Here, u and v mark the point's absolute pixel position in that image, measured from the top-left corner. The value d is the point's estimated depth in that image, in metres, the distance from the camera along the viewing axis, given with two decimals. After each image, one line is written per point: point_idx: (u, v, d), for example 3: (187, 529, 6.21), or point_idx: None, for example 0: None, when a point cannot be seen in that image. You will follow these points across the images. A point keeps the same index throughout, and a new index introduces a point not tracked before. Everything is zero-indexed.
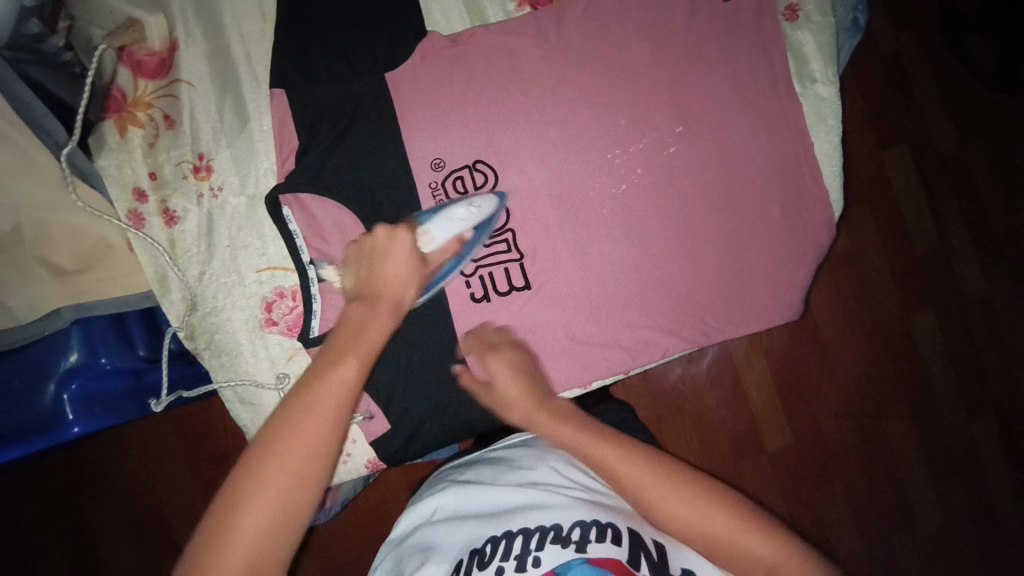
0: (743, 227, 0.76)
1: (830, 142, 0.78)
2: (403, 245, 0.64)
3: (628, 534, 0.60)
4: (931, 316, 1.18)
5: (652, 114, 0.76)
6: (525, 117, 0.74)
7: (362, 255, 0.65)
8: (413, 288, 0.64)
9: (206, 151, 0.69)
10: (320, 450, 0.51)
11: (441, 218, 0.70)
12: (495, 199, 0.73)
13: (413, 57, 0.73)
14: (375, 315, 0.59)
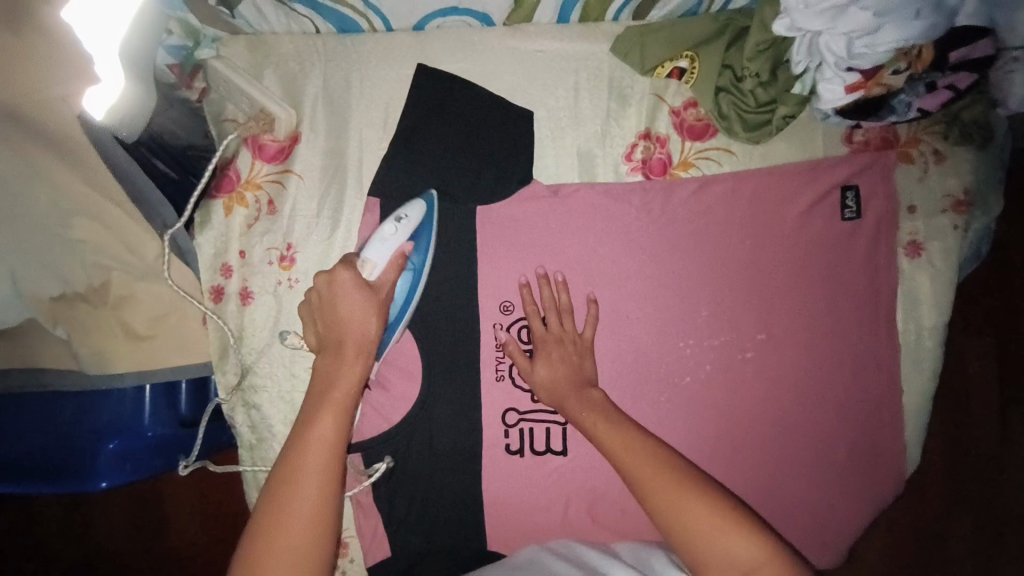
0: (805, 455, 0.72)
1: (922, 392, 0.73)
2: (343, 286, 0.62)
3: None
4: None
5: (738, 313, 0.73)
6: (606, 283, 0.73)
7: (313, 305, 0.64)
8: (375, 321, 0.62)
9: (295, 241, 0.70)
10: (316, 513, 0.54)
11: (375, 242, 0.65)
12: (422, 201, 0.68)
13: (512, 197, 0.73)
14: (344, 363, 0.61)
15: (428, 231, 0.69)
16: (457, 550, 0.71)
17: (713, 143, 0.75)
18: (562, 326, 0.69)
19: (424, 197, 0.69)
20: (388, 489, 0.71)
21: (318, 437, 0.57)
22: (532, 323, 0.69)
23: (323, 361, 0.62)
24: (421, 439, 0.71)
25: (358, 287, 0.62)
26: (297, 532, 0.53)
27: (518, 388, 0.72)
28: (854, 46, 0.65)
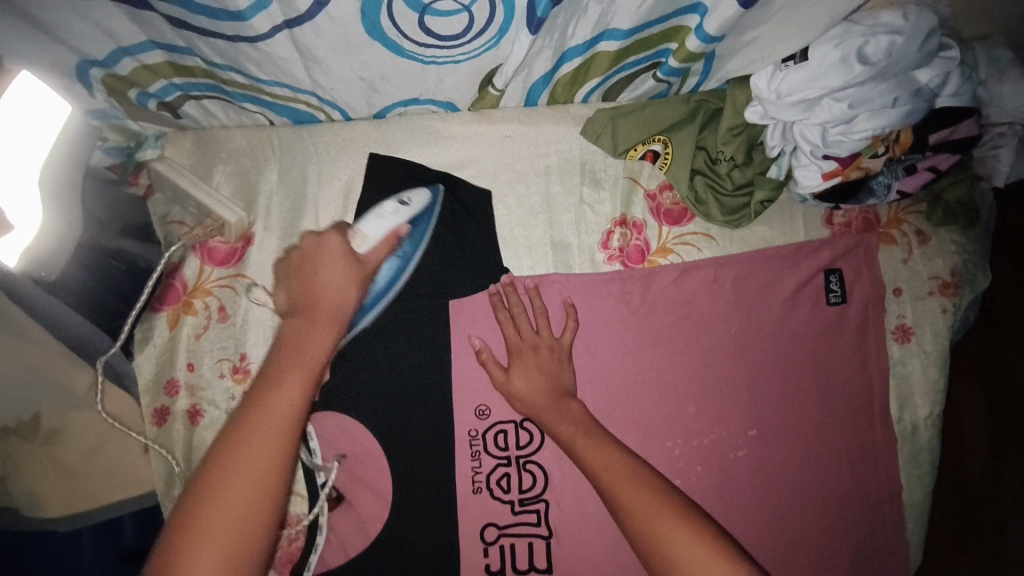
0: (809, 562, 0.67)
1: (920, 482, 0.70)
2: (333, 254, 0.57)
3: None
4: None
5: (728, 410, 0.69)
6: (587, 383, 0.68)
7: (293, 265, 0.59)
8: (354, 296, 0.56)
9: (248, 353, 0.64)
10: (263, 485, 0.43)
11: (371, 218, 0.64)
12: (428, 191, 0.69)
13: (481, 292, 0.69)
14: (311, 332, 0.51)
15: (427, 218, 0.69)
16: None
17: (692, 229, 0.72)
18: (539, 331, 0.66)
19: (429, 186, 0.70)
20: None
21: (282, 400, 0.46)
22: (506, 327, 0.66)
23: (290, 324, 0.53)
24: (393, 563, 0.65)
25: (346, 256, 0.58)
26: (236, 512, 0.42)
27: (497, 501, 0.67)
28: (829, 134, 0.64)
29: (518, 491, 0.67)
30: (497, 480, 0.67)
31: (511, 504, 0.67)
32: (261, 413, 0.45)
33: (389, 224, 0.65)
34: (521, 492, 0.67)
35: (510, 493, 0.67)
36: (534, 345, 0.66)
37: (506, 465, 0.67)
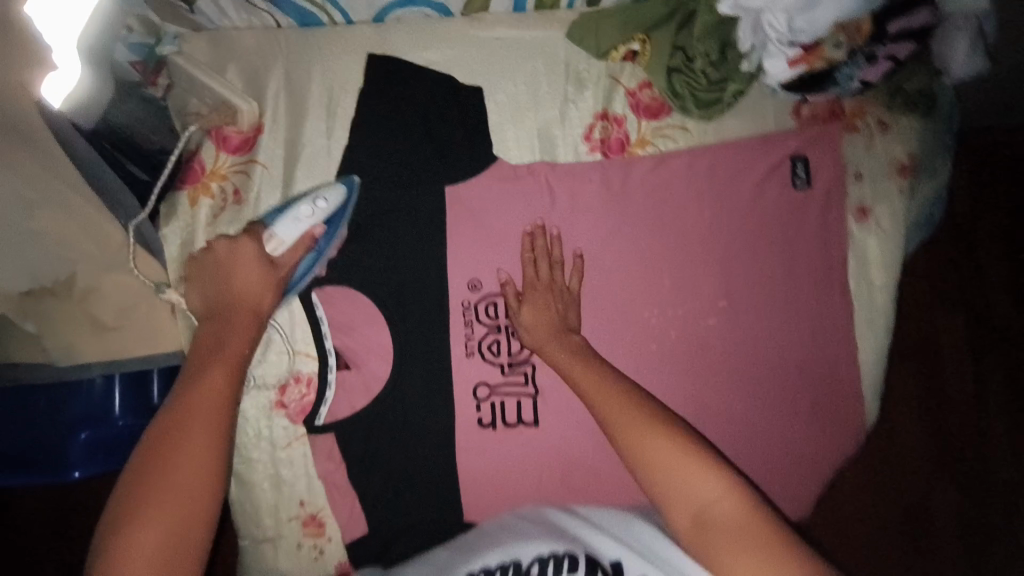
0: (767, 414, 0.75)
1: (879, 348, 0.75)
2: (245, 255, 0.66)
3: (586, 563, 0.55)
4: None
5: (699, 282, 0.75)
6: (570, 260, 0.75)
7: (205, 268, 0.66)
8: (270, 295, 0.66)
9: (262, 230, 0.71)
10: (200, 466, 0.53)
11: (286, 219, 0.68)
12: (342, 188, 0.72)
13: (473, 179, 0.76)
14: (229, 326, 0.63)
15: (342, 214, 0.72)
16: (439, 522, 0.74)
17: (670, 120, 0.78)
18: (532, 223, 0.75)
19: (342, 184, 0.72)
20: (362, 466, 0.73)
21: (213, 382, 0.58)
22: (526, 268, 0.73)
23: (205, 327, 0.64)
24: (394, 416, 0.73)
25: (257, 258, 0.66)
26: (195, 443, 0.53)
27: (487, 362, 0.75)
28: (794, 23, 0.69)
29: (507, 355, 0.75)
30: (488, 345, 0.75)
31: (501, 366, 0.75)
32: (190, 404, 0.56)
33: (302, 231, 0.69)
34: (510, 355, 0.75)
35: (500, 357, 0.75)
36: (549, 285, 0.73)
37: (497, 332, 0.75)
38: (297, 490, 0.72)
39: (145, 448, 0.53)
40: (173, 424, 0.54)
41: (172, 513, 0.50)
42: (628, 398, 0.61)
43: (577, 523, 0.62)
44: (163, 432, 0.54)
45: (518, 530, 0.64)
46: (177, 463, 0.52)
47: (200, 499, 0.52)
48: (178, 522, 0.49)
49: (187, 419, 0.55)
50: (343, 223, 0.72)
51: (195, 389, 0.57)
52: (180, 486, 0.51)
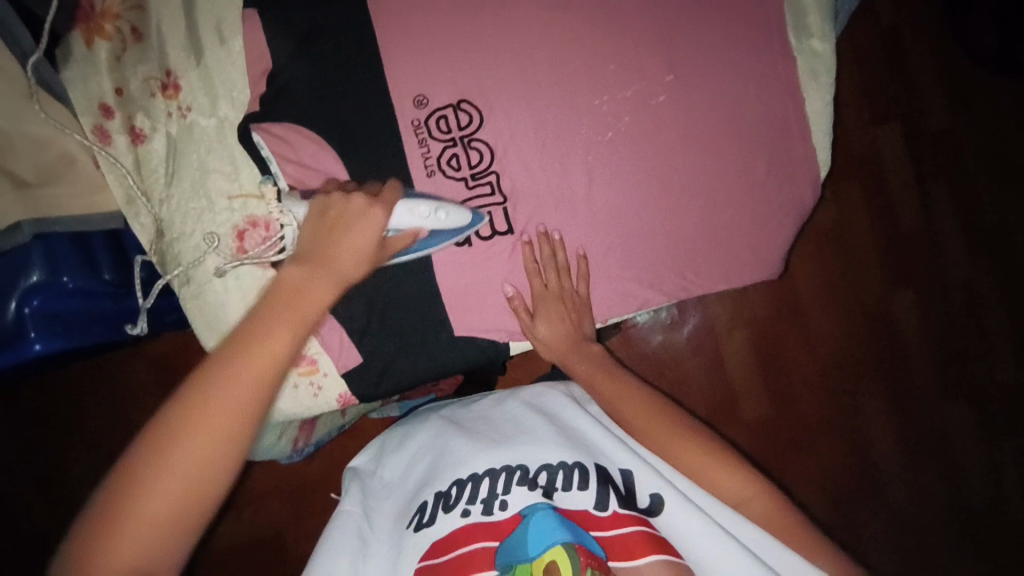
0: (727, 180, 0.76)
1: (824, 98, 0.77)
2: (365, 224, 0.61)
3: (596, 473, 0.67)
4: (912, 296, 1.46)
5: (642, 59, 0.75)
6: (512, 59, 0.73)
7: (320, 212, 0.62)
8: (359, 271, 0.61)
9: (175, 68, 0.67)
10: (190, 504, 0.48)
11: (407, 204, 0.65)
12: (466, 215, 0.69)
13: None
14: (277, 331, 0.53)
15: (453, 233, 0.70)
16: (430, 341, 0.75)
17: None
18: (468, 27, 0.73)
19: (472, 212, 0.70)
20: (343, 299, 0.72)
21: (275, 352, 0.53)
22: (531, 283, 0.75)
23: (289, 273, 0.58)
24: None
25: (373, 231, 0.62)
26: (224, 427, 0.49)
27: (450, 179, 0.72)
28: None
29: (468, 168, 0.72)
30: (448, 160, 0.72)
31: (464, 181, 0.72)
32: (236, 380, 0.51)
33: (415, 224, 0.66)
34: (471, 168, 0.72)
35: (461, 172, 0.72)
36: (558, 295, 0.76)
37: (454, 146, 0.72)
38: None
39: (180, 407, 0.49)
40: (185, 428, 0.48)
41: (173, 497, 0.47)
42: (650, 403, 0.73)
43: (579, 432, 0.73)
44: (171, 431, 0.48)
45: (520, 426, 0.74)
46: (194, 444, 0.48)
47: (192, 506, 0.48)
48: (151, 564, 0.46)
49: (206, 426, 0.49)
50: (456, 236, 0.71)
51: (223, 387, 0.50)
52: (164, 517, 0.47)
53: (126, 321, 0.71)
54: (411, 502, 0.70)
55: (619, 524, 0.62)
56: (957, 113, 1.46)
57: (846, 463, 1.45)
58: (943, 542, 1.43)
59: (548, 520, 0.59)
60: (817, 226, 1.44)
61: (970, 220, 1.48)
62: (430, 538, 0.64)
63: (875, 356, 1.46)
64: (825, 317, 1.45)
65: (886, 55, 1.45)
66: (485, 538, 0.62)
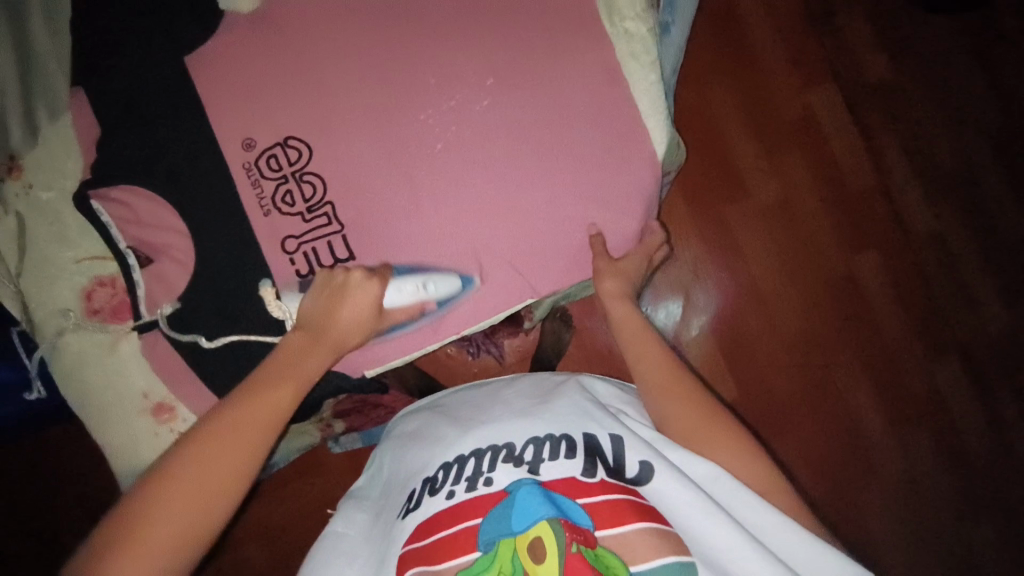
0: (563, 174, 0.76)
1: (650, 80, 0.76)
2: (366, 297, 0.71)
3: (583, 443, 0.68)
4: (874, 256, 1.51)
5: (460, 68, 0.76)
6: (332, 90, 0.75)
7: (321, 283, 0.71)
8: (359, 337, 0.73)
9: (17, 152, 0.76)
10: (211, 498, 0.59)
11: (399, 287, 0.75)
12: (456, 281, 0.77)
13: (216, 39, 0.75)
14: (315, 353, 0.69)
15: (448, 305, 0.78)
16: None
17: None
18: (285, 66, 0.75)
19: (463, 278, 0.77)
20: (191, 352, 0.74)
21: (290, 384, 0.66)
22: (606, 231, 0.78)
23: (297, 337, 0.69)
24: (210, 295, 0.73)
25: (373, 302, 0.72)
26: (239, 437, 0.61)
27: (286, 215, 0.74)
28: None
29: (303, 202, 0.74)
30: (282, 197, 0.74)
31: (300, 215, 0.74)
32: (263, 399, 0.64)
33: (399, 300, 0.75)
34: (306, 201, 0.74)
35: (297, 207, 0.74)
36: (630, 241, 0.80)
37: (285, 182, 0.74)
38: (137, 384, 0.74)
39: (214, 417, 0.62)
40: (217, 439, 0.60)
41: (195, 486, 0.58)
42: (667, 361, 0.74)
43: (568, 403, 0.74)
44: (210, 433, 0.61)
45: (506, 406, 0.76)
46: (217, 446, 0.60)
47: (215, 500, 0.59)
48: (197, 510, 0.58)
49: (259, 405, 0.63)
50: (444, 314, 0.78)
51: (261, 400, 0.64)
52: (190, 502, 0.58)
53: (20, 389, 0.85)
54: (400, 492, 0.74)
55: (605, 491, 0.64)
56: (897, 65, 1.55)
57: (836, 437, 1.47)
58: (935, 500, 1.47)
59: (532, 495, 0.61)
60: (762, 199, 1.51)
61: (932, 170, 1.54)
62: (418, 520, 0.66)
63: (844, 321, 1.50)
64: (786, 291, 1.49)
65: (811, 27, 1.55)
66: (472, 516, 0.64)
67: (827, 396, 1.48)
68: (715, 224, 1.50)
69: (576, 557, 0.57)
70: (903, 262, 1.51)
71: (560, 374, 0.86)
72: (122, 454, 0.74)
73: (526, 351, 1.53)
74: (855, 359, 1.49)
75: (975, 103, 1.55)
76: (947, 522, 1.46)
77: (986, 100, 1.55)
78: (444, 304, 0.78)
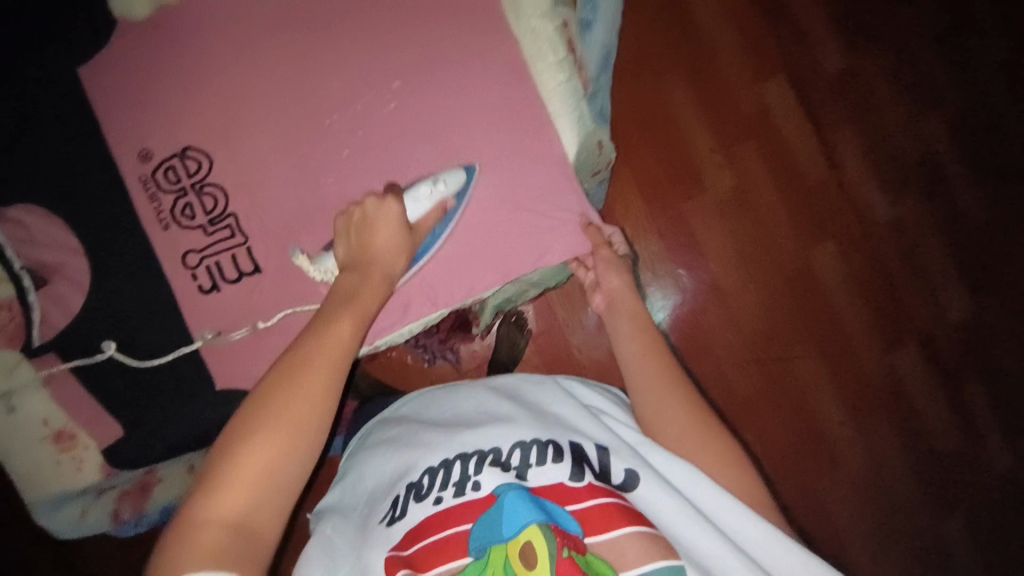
0: (472, 178, 0.74)
1: (560, 81, 0.74)
2: (388, 215, 0.67)
3: (570, 449, 0.66)
4: (828, 247, 1.46)
5: (363, 73, 0.74)
6: (233, 100, 0.73)
7: (351, 221, 0.68)
8: (402, 261, 0.67)
9: None
10: (285, 467, 0.48)
11: (415, 195, 0.71)
12: (461, 172, 0.73)
13: (114, 53, 0.75)
14: (367, 283, 0.62)
15: (460, 203, 0.74)
16: (179, 398, 0.73)
17: None
18: (185, 77, 0.74)
19: (466, 170, 0.73)
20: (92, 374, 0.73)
21: (339, 336, 0.56)
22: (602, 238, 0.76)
23: (343, 278, 0.64)
24: (111, 312, 0.72)
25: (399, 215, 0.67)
26: (309, 395, 0.51)
27: (186, 229, 0.72)
28: None
29: (204, 215, 0.73)
30: (182, 210, 0.73)
31: (202, 228, 0.73)
32: (316, 353, 0.53)
33: (416, 211, 0.71)
34: (207, 214, 0.73)
35: (197, 219, 0.73)
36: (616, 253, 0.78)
37: (185, 195, 0.73)
38: (35, 412, 0.73)
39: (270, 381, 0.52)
40: (276, 404, 0.50)
41: (257, 462, 0.47)
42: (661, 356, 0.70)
43: (554, 414, 0.72)
44: (278, 388, 0.51)
45: (491, 410, 0.74)
46: (286, 409, 0.50)
47: (286, 471, 0.48)
48: (262, 489, 0.47)
49: (313, 363, 0.53)
50: (458, 212, 0.74)
51: (328, 336, 0.55)
52: (253, 481, 0.47)
53: None
54: (383, 496, 0.71)
55: (594, 495, 0.61)
56: (848, 52, 1.50)
57: (800, 429, 1.44)
58: (896, 491, 1.45)
59: (520, 502, 0.58)
60: (717, 194, 1.45)
61: (889, 158, 1.49)
62: (403, 529, 0.63)
63: (804, 314, 1.45)
64: (746, 286, 1.45)
65: (761, 12, 1.48)
66: (461, 522, 0.61)
67: (785, 391, 1.44)
68: (671, 220, 1.45)
69: (567, 562, 0.54)
70: (858, 250, 1.47)
71: (540, 376, 0.83)
72: (25, 484, 0.73)
73: (482, 356, 1.45)
74: (812, 352, 1.45)
75: (936, 86, 1.50)
76: (916, 516, 1.44)
77: (946, 86, 1.50)
78: (462, 202, 0.74)
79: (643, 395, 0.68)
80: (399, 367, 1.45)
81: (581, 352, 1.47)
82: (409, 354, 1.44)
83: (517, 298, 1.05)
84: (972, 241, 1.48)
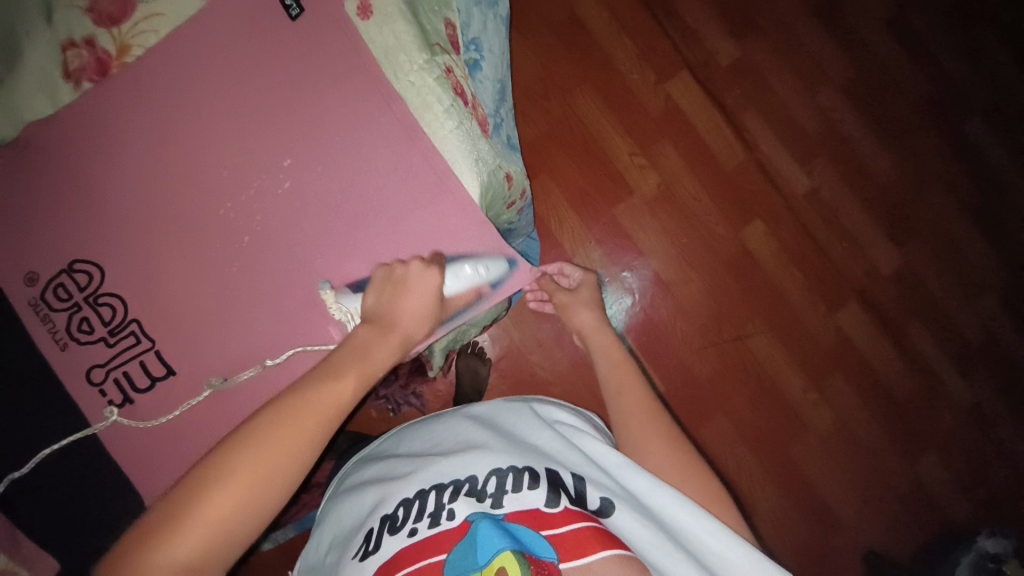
0: (380, 240, 0.74)
1: (450, 130, 0.75)
2: (422, 285, 0.69)
3: (546, 475, 0.64)
4: (761, 222, 1.51)
5: (251, 155, 0.73)
6: (119, 202, 0.71)
7: (381, 277, 0.70)
8: (424, 328, 0.70)
9: None
10: (240, 508, 0.49)
11: (452, 274, 0.73)
12: (504, 264, 0.76)
13: None
14: (388, 343, 0.65)
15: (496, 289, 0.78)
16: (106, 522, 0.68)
17: (138, 15, 0.72)
18: (64, 188, 0.71)
19: (514, 259, 0.77)
20: None
21: (336, 395, 0.57)
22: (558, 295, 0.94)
23: (364, 329, 0.66)
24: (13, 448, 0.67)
25: (434, 296, 0.69)
26: (287, 435, 0.53)
27: (87, 344, 0.69)
28: None
29: (103, 327, 0.70)
30: (78, 326, 0.70)
31: (103, 341, 0.70)
32: (303, 405, 0.55)
33: (453, 285, 0.74)
34: (107, 325, 0.70)
35: (97, 333, 0.70)
36: (579, 300, 0.93)
37: (79, 310, 0.70)
38: None
39: (257, 420, 0.53)
40: (257, 442, 0.51)
41: (228, 498, 0.48)
42: (640, 390, 0.79)
43: (531, 442, 0.71)
44: (257, 431, 0.52)
45: (468, 440, 0.72)
46: (261, 451, 0.51)
47: (247, 513, 0.49)
48: (216, 531, 0.48)
49: (302, 409, 0.55)
50: (489, 298, 0.78)
51: (320, 393, 0.56)
52: (209, 525, 0.47)
53: None
54: (356, 534, 0.68)
55: (570, 520, 0.59)
56: (740, 40, 1.56)
57: (769, 404, 1.47)
58: (870, 445, 1.49)
59: (493, 529, 0.55)
60: (646, 192, 1.49)
61: (799, 130, 1.56)
62: (375, 564, 0.61)
63: (753, 289, 1.49)
64: (691, 272, 1.48)
65: (653, 16, 1.54)
66: (436, 553, 0.58)
67: (746, 370, 1.47)
68: (607, 226, 1.47)
69: None
70: (788, 222, 1.52)
71: (514, 401, 0.82)
72: None
73: (447, 393, 1.45)
74: (764, 327, 1.49)
75: (827, 58, 1.58)
76: (893, 465, 1.50)
77: (836, 55, 1.59)
78: (497, 289, 0.78)
79: (622, 423, 0.76)
80: (365, 421, 1.42)
81: (544, 371, 1.47)
82: (374, 406, 1.41)
83: (460, 338, 1.03)
84: (891, 195, 1.56)
